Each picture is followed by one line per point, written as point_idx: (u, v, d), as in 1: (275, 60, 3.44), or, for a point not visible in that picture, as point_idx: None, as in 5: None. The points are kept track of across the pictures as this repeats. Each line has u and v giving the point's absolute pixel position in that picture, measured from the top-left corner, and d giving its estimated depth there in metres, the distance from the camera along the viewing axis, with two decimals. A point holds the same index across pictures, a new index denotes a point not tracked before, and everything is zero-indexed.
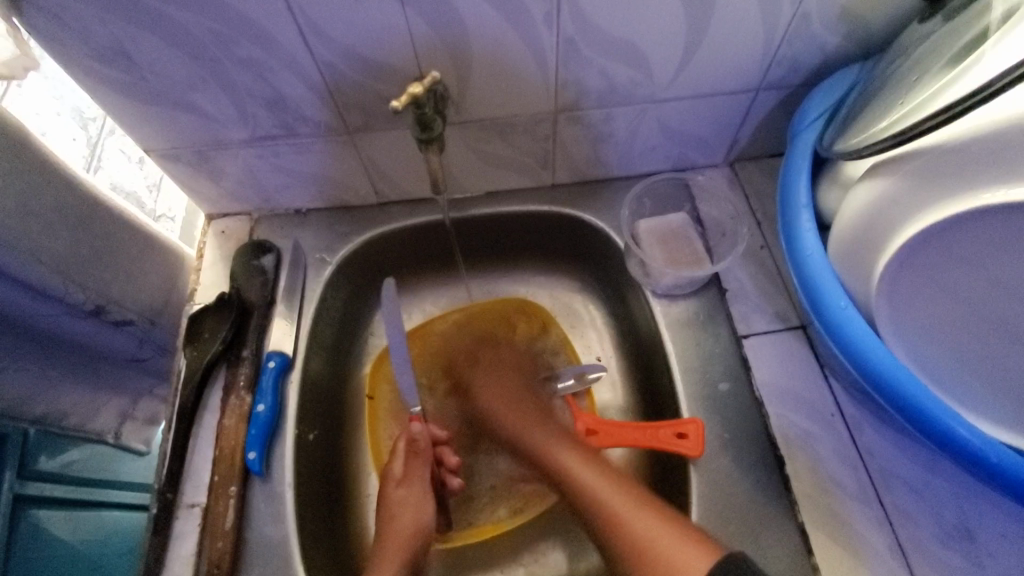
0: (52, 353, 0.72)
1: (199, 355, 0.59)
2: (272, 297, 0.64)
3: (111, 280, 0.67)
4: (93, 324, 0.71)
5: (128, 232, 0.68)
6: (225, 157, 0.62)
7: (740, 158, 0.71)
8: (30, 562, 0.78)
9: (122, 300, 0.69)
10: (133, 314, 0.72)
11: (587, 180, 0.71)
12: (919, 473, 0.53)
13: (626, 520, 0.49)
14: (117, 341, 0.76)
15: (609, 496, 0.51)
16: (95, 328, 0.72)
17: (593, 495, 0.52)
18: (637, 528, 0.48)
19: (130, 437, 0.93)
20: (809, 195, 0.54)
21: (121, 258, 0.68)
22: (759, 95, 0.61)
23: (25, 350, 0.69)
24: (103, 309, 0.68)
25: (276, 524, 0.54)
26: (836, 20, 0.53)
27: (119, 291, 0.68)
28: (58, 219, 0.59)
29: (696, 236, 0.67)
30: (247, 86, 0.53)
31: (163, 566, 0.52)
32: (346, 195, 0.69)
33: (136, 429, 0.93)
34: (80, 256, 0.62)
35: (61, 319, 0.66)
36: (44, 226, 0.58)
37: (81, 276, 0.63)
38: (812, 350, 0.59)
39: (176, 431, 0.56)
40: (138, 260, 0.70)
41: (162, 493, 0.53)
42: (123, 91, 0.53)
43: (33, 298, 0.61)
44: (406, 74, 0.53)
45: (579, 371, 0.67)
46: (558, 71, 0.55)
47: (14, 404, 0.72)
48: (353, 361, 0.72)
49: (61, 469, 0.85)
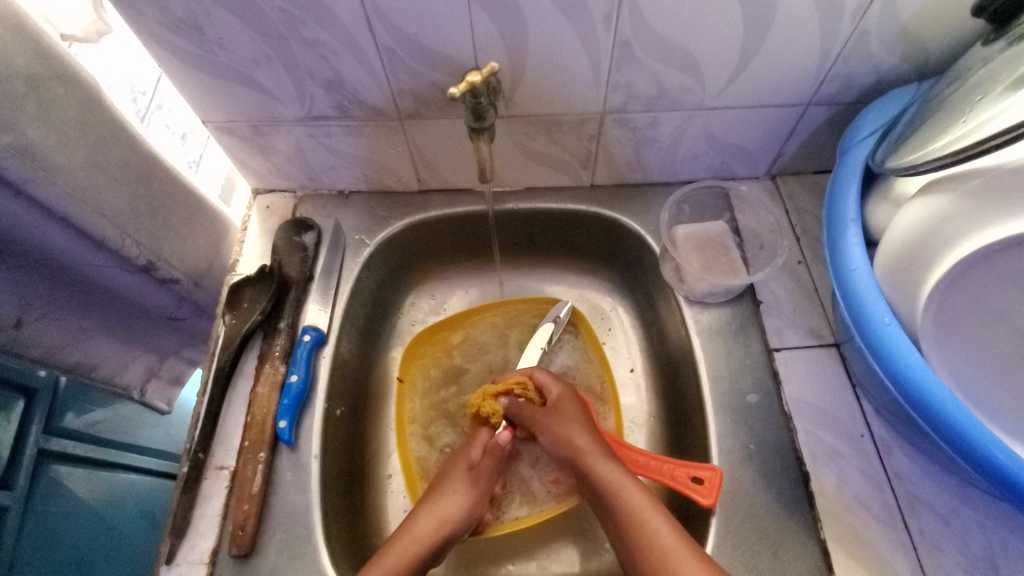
0: (93, 302, 0.74)
1: (237, 323, 0.61)
2: (310, 273, 0.66)
3: (164, 238, 0.69)
4: (140, 279, 0.74)
5: (183, 195, 0.70)
6: (277, 134, 0.63)
7: (782, 172, 0.71)
8: (46, 517, 0.79)
9: (171, 259, 0.72)
10: (180, 274, 0.75)
11: (627, 182, 0.72)
12: (947, 501, 0.52)
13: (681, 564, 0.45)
14: (160, 298, 0.79)
15: (671, 537, 0.47)
16: (141, 282, 0.75)
17: (646, 533, 0.48)
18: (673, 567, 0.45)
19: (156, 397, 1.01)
20: (858, 210, 0.53)
21: (174, 220, 0.70)
22: (809, 109, 0.61)
23: (67, 297, 0.71)
24: (153, 266, 0.71)
25: (301, 494, 0.55)
26: (893, 39, 0.53)
27: (169, 251, 0.71)
28: (120, 174, 0.61)
29: (733, 246, 0.67)
30: (308, 66, 0.55)
31: (190, 525, 0.53)
32: (388, 181, 0.71)
33: (161, 388, 1.01)
34: (138, 213, 0.65)
35: (113, 271, 0.70)
36: (108, 180, 0.60)
37: (136, 232, 0.66)
38: (844, 367, 0.59)
39: (212, 394, 0.58)
40: (190, 223, 0.72)
41: (194, 454, 0.55)
42: (190, 63, 0.55)
43: (92, 248, 0.65)
44: (461, 64, 0.54)
45: (554, 316, 0.71)
46: (611, 72, 0.55)
47: (46, 352, 0.74)
48: (381, 344, 0.73)
49: (86, 427, 0.88)
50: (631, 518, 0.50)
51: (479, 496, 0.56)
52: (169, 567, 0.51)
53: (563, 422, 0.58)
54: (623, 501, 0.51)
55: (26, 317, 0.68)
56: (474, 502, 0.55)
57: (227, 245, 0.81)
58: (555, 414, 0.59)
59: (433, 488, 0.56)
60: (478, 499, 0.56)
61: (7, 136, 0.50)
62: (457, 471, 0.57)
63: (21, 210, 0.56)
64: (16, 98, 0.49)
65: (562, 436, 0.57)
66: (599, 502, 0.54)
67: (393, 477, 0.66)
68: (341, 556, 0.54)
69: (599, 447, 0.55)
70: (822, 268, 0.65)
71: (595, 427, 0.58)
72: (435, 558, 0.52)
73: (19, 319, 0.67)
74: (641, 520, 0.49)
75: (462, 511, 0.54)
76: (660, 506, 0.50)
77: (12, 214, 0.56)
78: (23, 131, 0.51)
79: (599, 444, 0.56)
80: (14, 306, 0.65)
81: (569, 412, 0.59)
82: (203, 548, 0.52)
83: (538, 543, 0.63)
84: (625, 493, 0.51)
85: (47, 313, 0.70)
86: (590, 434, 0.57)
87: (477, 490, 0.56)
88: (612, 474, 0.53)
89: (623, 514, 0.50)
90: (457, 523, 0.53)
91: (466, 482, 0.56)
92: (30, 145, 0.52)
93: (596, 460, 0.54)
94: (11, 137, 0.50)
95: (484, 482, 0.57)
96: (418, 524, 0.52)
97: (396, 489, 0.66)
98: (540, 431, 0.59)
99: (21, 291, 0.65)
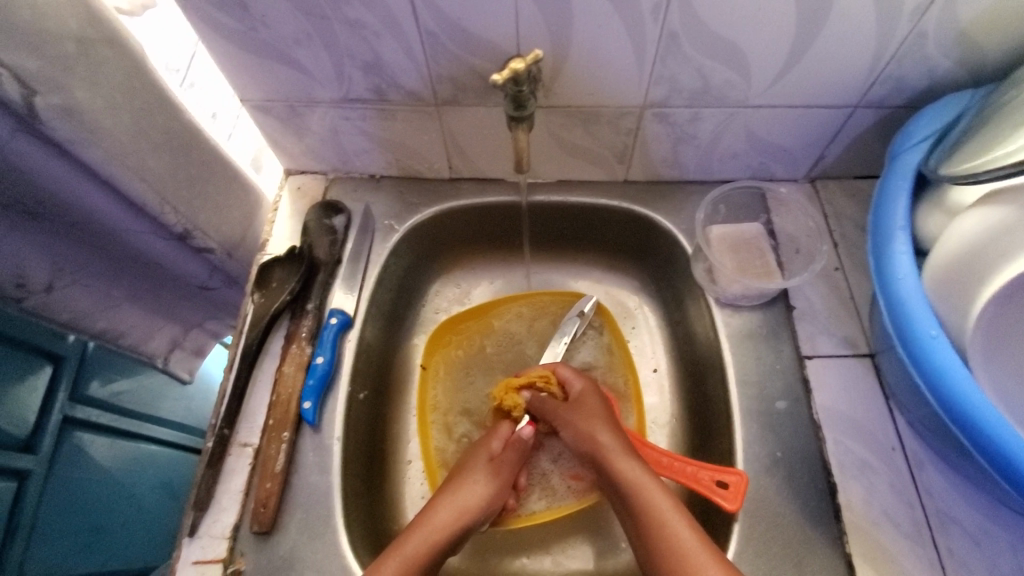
0: (125, 269, 0.72)
1: (266, 302, 0.62)
2: (339, 257, 0.66)
3: (200, 207, 0.68)
4: (174, 247, 0.71)
5: (222, 164, 0.67)
6: (313, 114, 0.63)
7: (822, 175, 0.69)
8: (66, 479, 0.85)
9: (206, 228, 0.70)
10: (214, 244, 0.73)
11: (661, 179, 0.70)
12: (979, 523, 0.50)
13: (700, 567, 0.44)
14: (193, 267, 0.77)
15: (689, 541, 0.46)
16: (174, 251, 0.72)
17: (665, 534, 0.47)
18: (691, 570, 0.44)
19: (178, 365, 0.92)
20: (907, 218, 0.51)
21: (211, 189, 0.68)
22: (856, 112, 0.59)
23: (100, 263, 0.68)
24: (189, 235, 0.69)
25: (322, 475, 0.55)
26: (952, 42, 0.51)
27: (204, 220, 0.69)
28: (161, 140, 0.59)
29: (768, 249, 0.65)
30: (349, 47, 0.54)
31: (212, 499, 0.53)
32: (420, 167, 0.70)
33: (184, 358, 0.93)
34: (176, 180, 0.63)
35: (148, 238, 0.68)
36: (150, 147, 0.58)
37: (175, 199, 0.64)
38: (878, 379, 0.57)
39: (239, 370, 0.58)
40: (227, 194, 0.70)
41: (220, 429, 0.55)
42: (233, 40, 0.54)
43: (129, 213, 0.63)
44: (503, 50, 0.53)
45: (578, 311, 0.70)
46: (654, 64, 0.54)
47: (75, 317, 0.71)
48: (405, 330, 0.73)
49: (109, 397, 0.93)
50: (650, 517, 0.49)
51: (498, 487, 0.56)
52: (191, 539, 0.52)
53: (585, 417, 0.58)
54: (644, 501, 0.50)
55: (56, 281, 0.65)
56: (494, 493, 0.55)
57: (261, 218, 0.78)
58: (577, 410, 0.58)
59: (453, 476, 0.56)
60: (497, 490, 0.56)
61: (55, 96, 0.48)
62: (478, 461, 0.57)
63: (64, 170, 0.55)
64: (67, 60, 0.48)
65: (583, 432, 0.57)
66: (618, 499, 0.53)
67: (411, 464, 0.66)
68: (359, 539, 0.54)
69: (621, 445, 0.55)
70: (859, 276, 0.63)
71: (617, 423, 0.57)
72: (453, 547, 0.52)
73: (49, 283, 0.65)
74: (662, 520, 0.48)
75: (480, 501, 0.54)
76: (682, 508, 0.49)
77: (56, 173, 0.54)
78: (71, 92, 0.49)
79: (621, 441, 0.55)
80: (45, 268, 0.63)
81: (592, 407, 0.58)
82: (225, 523, 0.53)
83: (554, 539, 0.62)
84: (646, 492, 0.50)
85: (77, 279, 0.67)
86: (611, 429, 0.56)
87: (497, 481, 0.56)
88: (633, 472, 0.52)
89: (644, 514, 0.49)
90: (475, 513, 0.53)
91: (486, 472, 0.56)
92: (77, 106, 0.50)
93: (617, 458, 0.53)
94: (59, 97, 0.49)
95: (503, 473, 0.57)
96: (438, 510, 0.52)
97: (414, 475, 0.66)
98: (561, 424, 0.59)
99: (54, 254, 0.63)
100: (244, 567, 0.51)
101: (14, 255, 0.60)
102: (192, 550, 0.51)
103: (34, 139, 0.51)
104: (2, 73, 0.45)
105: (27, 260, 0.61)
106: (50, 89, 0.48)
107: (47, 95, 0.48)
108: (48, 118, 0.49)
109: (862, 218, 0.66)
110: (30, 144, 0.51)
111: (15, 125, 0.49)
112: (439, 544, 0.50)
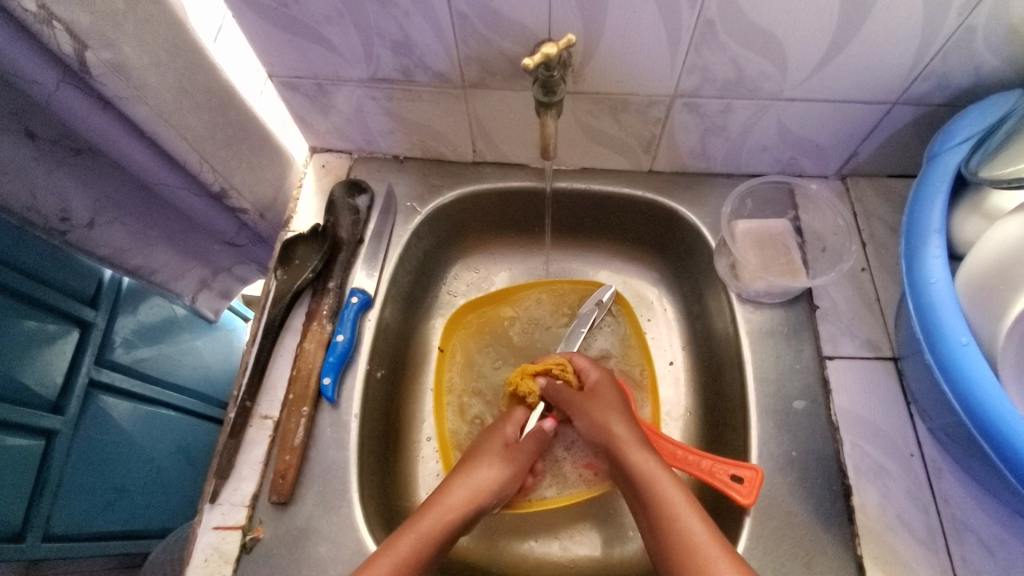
0: (159, 215, 0.72)
1: (290, 279, 0.62)
2: (362, 236, 0.66)
3: (236, 167, 0.67)
4: (207, 203, 0.71)
5: (256, 126, 0.66)
6: (340, 93, 0.63)
7: (853, 173, 0.67)
8: (91, 440, 0.88)
9: (241, 189, 0.69)
10: (248, 205, 0.72)
11: (687, 171, 0.69)
12: (994, 531, 0.50)
13: (714, 565, 0.44)
14: (222, 222, 0.76)
15: (702, 537, 0.46)
16: (208, 208, 0.72)
17: (677, 533, 0.47)
18: (704, 568, 0.44)
19: (203, 306, 0.91)
20: (943, 221, 0.49)
21: (246, 150, 0.67)
22: (894, 108, 0.57)
23: (134, 209, 0.69)
24: (225, 194, 0.68)
25: (340, 450, 0.56)
26: (1002, 39, 0.49)
27: (240, 180, 0.68)
28: (201, 100, 0.58)
29: (795, 246, 0.64)
30: (379, 26, 0.53)
31: (233, 468, 0.55)
32: (444, 149, 0.70)
33: (210, 300, 0.91)
34: (214, 139, 0.62)
35: (182, 192, 0.67)
36: (191, 105, 0.57)
37: (213, 159, 0.63)
38: (900, 383, 0.56)
39: (261, 345, 0.59)
40: (260, 156, 0.69)
41: (242, 401, 0.57)
42: (266, 17, 0.53)
43: (168, 167, 0.63)
44: (534, 34, 0.52)
45: (595, 301, 0.70)
46: (689, 53, 0.53)
47: (114, 252, 0.71)
48: (423, 312, 0.74)
49: (133, 363, 0.96)
50: (663, 510, 0.49)
51: (512, 472, 0.56)
52: (212, 506, 0.53)
53: (601, 407, 0.58)
54: (655, 494, 0.50)
55: (97, 218, 0.66)
56: (509, 479, 0.56)
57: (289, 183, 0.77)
58: (593, 399, 0.59)
59: (469, 457, 0.57)
60: (510, 477, 0.56)
61: (105, 52, 0.47)
62: (493, 445, 0.58)
63: (108, 124, 0.55)
64: (116, 15, 0.47)
65: (598, 421, 0.57)
66: (630, 490, 0.53)
67: (426, 442, 0.68)
68: (372, 515, 0.55)
69: (635, 436, 0.55)
70: (887, 277, 0.62)
71: (631, 416, 0.58)
72: (467, 526, 0.53)
73: (90, 219, 0.65)
74: (675, 515, 0.48)
75: (493, 488, 0.55)
76: (695, 504, 0.49)
77: (99, 125, 0.54)
78: (120, 49, 0.48)
79: (636, 433, 0.55)
80: (87, 205, 0.64)
81: (607, 399, 0.59)
82: (245, 492, 0.54)
83: (564, 523, 0.63)
84: (659, 487, 0.50)
85: (117, 218, 0.68)
86: (621, 419, 0.56)
87: (510, 467, 0.56)
88: (648, 465, 0.52)
89: (654, 507, 0.50)
90: (489, 497, 0.54)
91: (501, 457, 0.57)
92: (125, 63, 0.49)
93: (632, 450, 0.54)
94: (109, 53, 0.48)
95: (518, 459, 0.57)
96: (455, 489, 0.53)
97: (428, 453, 0.67)
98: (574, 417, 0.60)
99: (95, 192, 0.63)
100: (262, 535, 0.52)
101: (58, 191, 0.60)
102: (212, 516, 0.53)
103: (78, 91, 0.50)
104: (57, 29, 0.44)
105: (71, 196, 0.61)
106: (102, 44, 0.47)
107: (98, 51, 0.47)
108: (98, 74, 0.48)
109: (892, 218, 0.65)
110: (75, 97, 0.51)
111: (62, 76, 0.48)
112: (456, 525, 0.51)
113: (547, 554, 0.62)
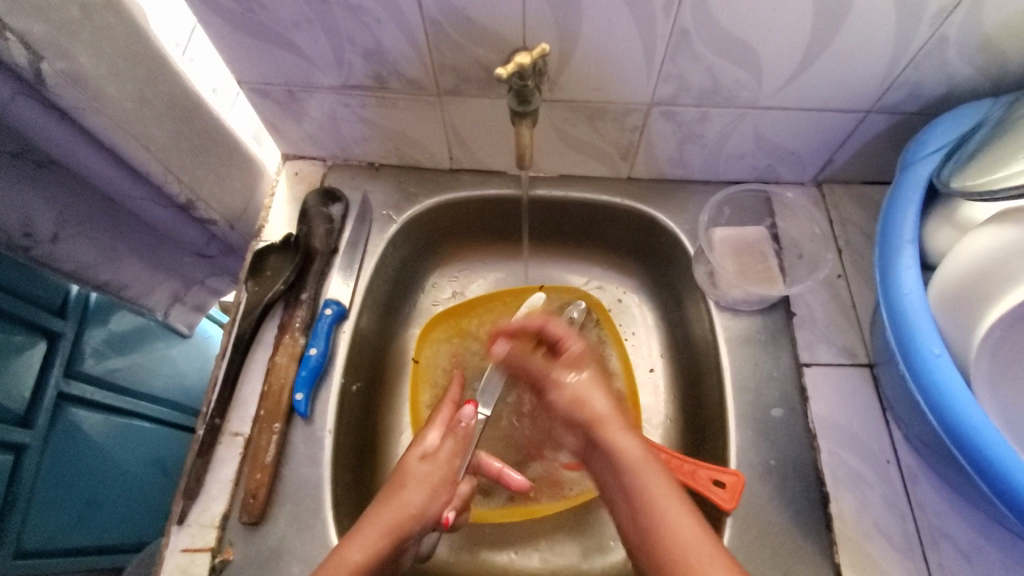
0: (125, 228, 0.70)
1: (260, 291, 0.61)
2: (336, 246, 0.65)
3: (203, 177, 0.65)
4: (173, 214, 0.69)
5: (226, 134, 0.65)
6: (312, 100, 0.61)
7: (829, 179, 0.67)
8: (61, 455, 0.85)
9: (210, 200, 0.68)
10: (217, 215, 0.70)
11: (665, 178, 0.69)
12: (968, 535, 0.50)
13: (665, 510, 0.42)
14: (190, 233, 0.74)
15: (654, 483, 0.44)
16: (175, 219, 0.70)
17: (633, 468, 0.46)
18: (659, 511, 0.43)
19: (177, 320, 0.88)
20: (916, 230, 0.50)
21: (214, 160, 0.65)
22: (867, 117, 0.57)
23: (99, 221, 0.66)
24: (191, 205, 0.66)
25: (313, 467, 0.55)
26: (971, 49, 0.49)
27: (207, 190, 0.66)
28: (165, 109, 0.56)
29: (772, 254, 0.64)
30: (350, 32, 0.52)
31: (202, 488, 0.53)
32: (420, 156, 0.69)
33: (182, 314, 0.88)
34: (179, 149, 0.60)
35: (146, 204, 0.65)
36: (154, 114, 0.55)
37: (179, 169, 0.61)
38: (875, 390, 0.57)
39: (231, 360, 0.58)
40: (228, 165, 0.67)
41: (211, 418, 0.55)
42: (231, 22, 0.52)
43: (132, 178, 0.61)
44: (509, 42, 0.52)
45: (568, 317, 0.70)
46: (664, 61, 0.52)
47: (80, 268, 0.68)
48: (400, 322, 0.73)
49: (105, 373, 0.93)
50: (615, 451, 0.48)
51: (437, 488, 0.51)
52: (180, 527, 0.52)
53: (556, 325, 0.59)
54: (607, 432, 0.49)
55: (61, 232, 0.63)
56: (432, 491, 0.50)
57: (261, 192, 0.75)
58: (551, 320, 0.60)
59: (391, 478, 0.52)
60: (435, 495, 0.50)
61: (61, 62, 0.46)
62: (412, 459, 0.53)
63: (66, 135, 0.52)
64: (72, 24, 0.46)
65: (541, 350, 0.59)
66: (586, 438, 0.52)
67: None
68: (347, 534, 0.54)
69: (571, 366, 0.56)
70: (863, 284, 0.62)
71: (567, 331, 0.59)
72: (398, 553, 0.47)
73: (54, 233, 0.63)
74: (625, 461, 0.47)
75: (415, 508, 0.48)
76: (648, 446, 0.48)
77: (57, 136, 0.52)
78: (77, 58, 0.47)
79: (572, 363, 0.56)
80: (49, 218, 0.61)
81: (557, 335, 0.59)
82: (214, 512, 0.52)
83: (541, 533, 0.63)
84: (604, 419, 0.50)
85: (82, 232, 0.65)
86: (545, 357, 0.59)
87: (430, 481, 0.51)
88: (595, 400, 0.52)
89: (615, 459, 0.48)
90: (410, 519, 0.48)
91: (421, 473, 0.51)
92: (82, 73, 0.48)
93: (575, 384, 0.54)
94: (65, 63, 0.46)
95: (441, 471, 0.52)
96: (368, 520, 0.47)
97: None
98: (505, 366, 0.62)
99: (59, 206, 0.61)
100: (232, 558, 0.51)
101: (19, 205, 0.58)
102: (180, 538, 0.51)
103: (35, 102, 0.48)
104: (10, 40, 0.42)
105: (33, 210, 0.59)
106: (57, 54, 0.45)
107: (53, 62, 0.45)
108: (54, 86, 0.47)
109: (867, 224, 0.65)
110: (31, 108, 0.49)
111: (17, 88, 0.46)
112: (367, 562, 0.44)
113: (528, 567, 0.61)
